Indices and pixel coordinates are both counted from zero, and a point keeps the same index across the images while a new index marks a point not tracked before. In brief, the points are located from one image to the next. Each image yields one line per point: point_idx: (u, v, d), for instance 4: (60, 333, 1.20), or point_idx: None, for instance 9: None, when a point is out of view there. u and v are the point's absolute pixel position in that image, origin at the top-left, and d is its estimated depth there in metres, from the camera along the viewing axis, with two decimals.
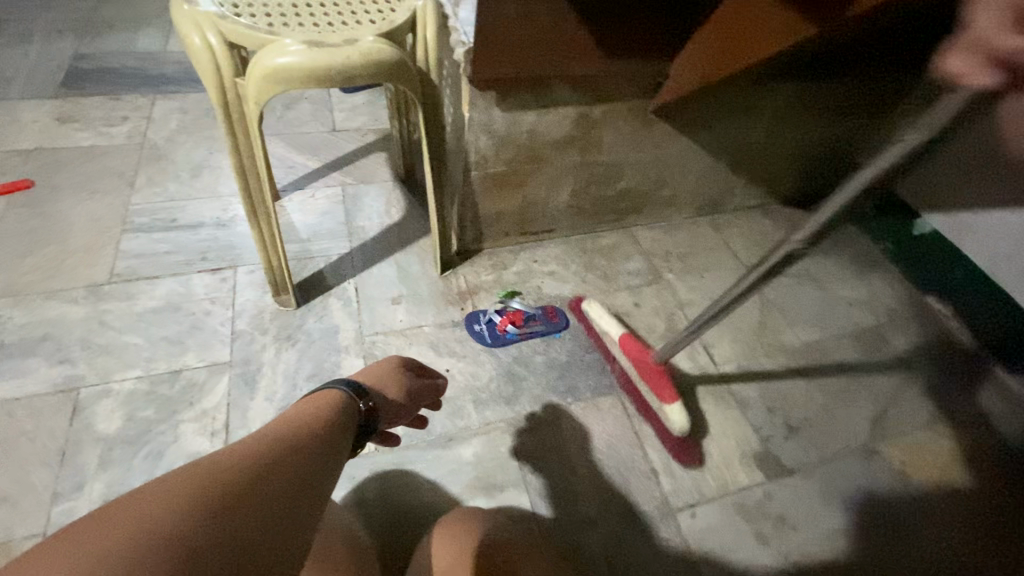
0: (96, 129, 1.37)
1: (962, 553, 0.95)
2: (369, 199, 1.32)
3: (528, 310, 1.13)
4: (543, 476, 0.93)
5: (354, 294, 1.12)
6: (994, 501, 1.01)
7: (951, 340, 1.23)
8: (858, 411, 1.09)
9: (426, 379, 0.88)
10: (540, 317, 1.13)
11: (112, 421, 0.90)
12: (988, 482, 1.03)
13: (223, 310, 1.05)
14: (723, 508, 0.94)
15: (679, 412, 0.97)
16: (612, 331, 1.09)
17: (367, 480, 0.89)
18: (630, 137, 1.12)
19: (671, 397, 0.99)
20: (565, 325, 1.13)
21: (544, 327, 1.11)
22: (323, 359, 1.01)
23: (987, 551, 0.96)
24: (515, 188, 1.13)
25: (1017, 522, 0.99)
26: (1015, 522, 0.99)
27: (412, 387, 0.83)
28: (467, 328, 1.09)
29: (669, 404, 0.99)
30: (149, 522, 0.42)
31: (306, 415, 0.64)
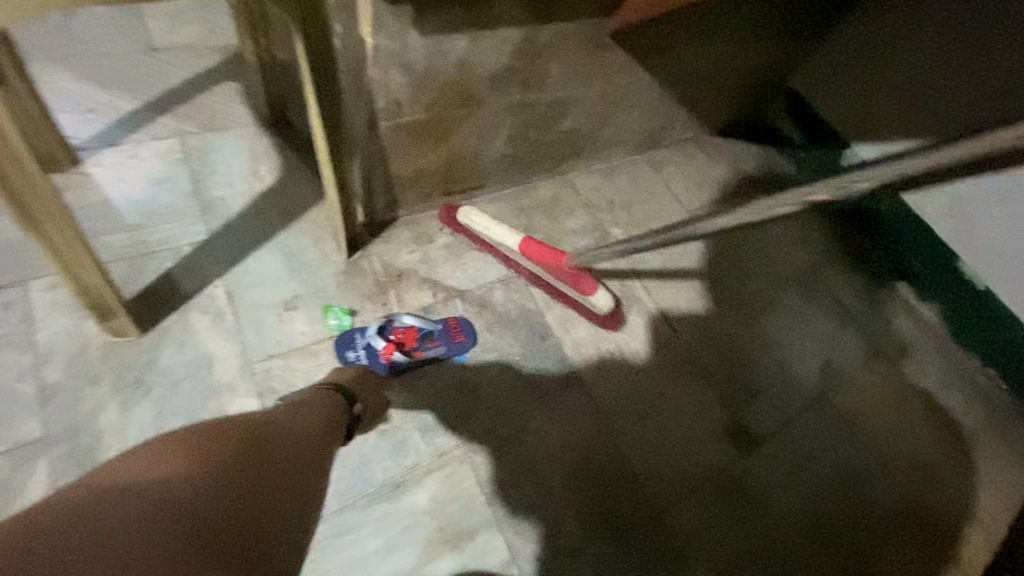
0: None
1: (910, 490, 0.96)
2: (226, 156, 0.95)
3: (424, 326, 0.85)
4: (516, 507, 0.79)
5: (228, 304, 0.81)
6: (930, 428, 1.03)
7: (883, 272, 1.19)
8: (805, 361, 1.05)
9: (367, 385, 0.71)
10: (439, 334, 0.86)
11: None
12: (923, 412, 1.04)
13: (20, 354, 0.70)
14: (706, 498, 0.88)
15: (603, 297, 0.92)
16: (508, 239, 0.92)
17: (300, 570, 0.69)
18: (581, 67, 0.88)
19: (593, 285, 0.92)
20: (471, 343, 0.88)
21: (445, 349, 0.85)
22: (197, 409, 0.72)
23: (931, 483, 0.98)
24: (437, 140, 0.86)
25: (951, 445, 1.02)
26: (949, 445, 1.02)
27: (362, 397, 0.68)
28: (337, 358, 0.80)
29: (592, 294, 0.92)
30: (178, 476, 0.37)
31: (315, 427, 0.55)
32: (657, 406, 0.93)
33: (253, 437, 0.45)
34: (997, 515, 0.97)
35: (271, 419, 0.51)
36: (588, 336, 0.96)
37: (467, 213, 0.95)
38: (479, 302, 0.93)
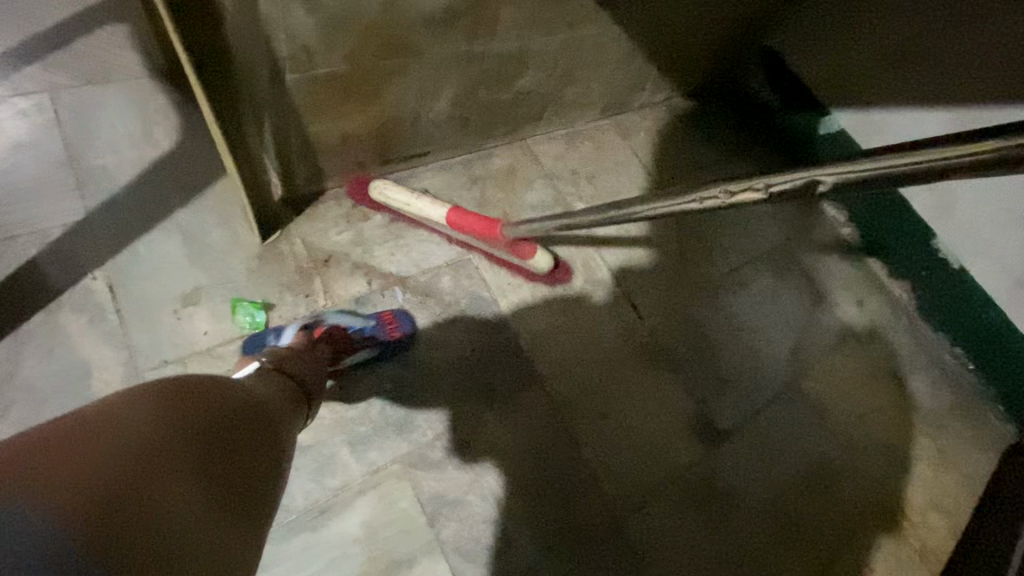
0: None
1: (884, 481, 0.90)
2: (109, 114, 0.78)
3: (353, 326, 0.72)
4: (462, 525, 0.70)
5: (112, 300, 0.68)
6: (910, 412, 0.95)
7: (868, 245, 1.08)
8: (775, 345, 0.96)
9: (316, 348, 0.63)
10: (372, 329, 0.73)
11: None
12: (903, 395, 0.96)
13: None
14: (669, 501, 0.81)
15: (543, 259, 0.83)
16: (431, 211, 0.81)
17: None
18: (536, 12, 0.74)
19: (531, 247, 0.82)
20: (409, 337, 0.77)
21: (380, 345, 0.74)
22: None
23: (908, 472, 0.91)
24: (365, 98, 0.71)
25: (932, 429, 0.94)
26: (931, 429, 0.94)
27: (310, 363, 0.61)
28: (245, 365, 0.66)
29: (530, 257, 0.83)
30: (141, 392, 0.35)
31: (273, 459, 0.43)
32: (619, 403, 0.85)
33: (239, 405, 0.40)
34: (964, 503, 0.90)
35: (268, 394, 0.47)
36: (547, 326, 0.86)
37: (382, 188, 0.82)
38: (423, 290, 0.82)
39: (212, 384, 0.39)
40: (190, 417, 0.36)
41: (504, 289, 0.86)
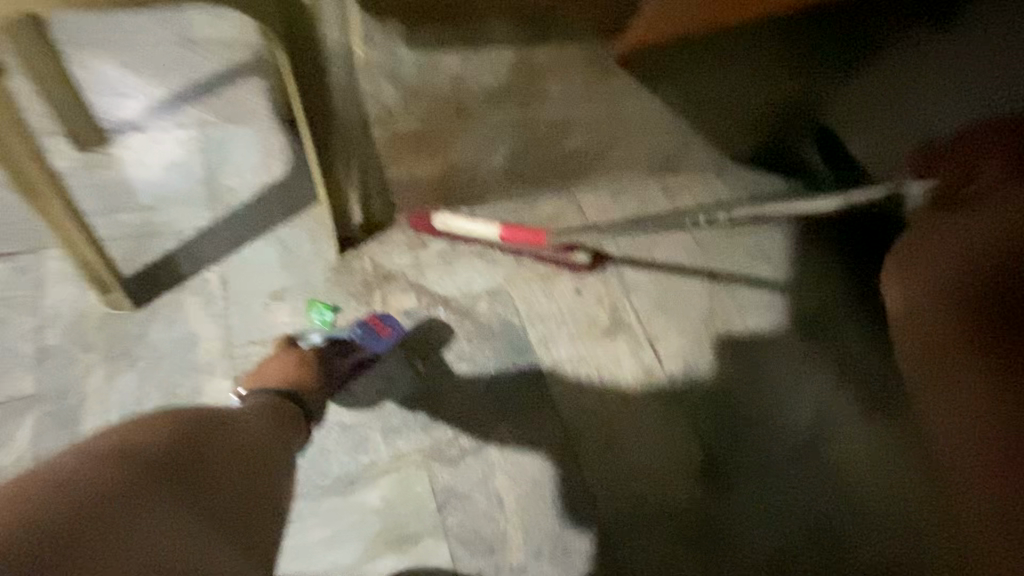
0: None
1: (903, 557, 0.88)
2: (240, 147, 1.00)
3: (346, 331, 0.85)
4: (465, 517, 0.80)
5: (220, 288, 0.86)
6: None
7: None
8: (796, 404, 0.98)
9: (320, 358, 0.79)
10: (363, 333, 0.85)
11: None
12: None
13: (25, 316, 0.77)
14: (661, 536, 0.86)
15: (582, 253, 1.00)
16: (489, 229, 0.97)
17: None
18: (583, 89, 0.88)
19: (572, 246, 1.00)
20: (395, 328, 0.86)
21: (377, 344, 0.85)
22: (175, 385, 0.77)
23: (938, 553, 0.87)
24: (433, 150, 0.88)
25: None
26: None
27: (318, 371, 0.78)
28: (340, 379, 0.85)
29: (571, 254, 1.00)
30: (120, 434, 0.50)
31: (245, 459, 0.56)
32: (626, 435, 0.92)
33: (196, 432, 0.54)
34: None
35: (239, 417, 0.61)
36: (567, 357, 0.96)
37: (445, 219, 0.97)
38: (462, 312, 0.95)
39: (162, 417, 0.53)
40: (128, 444, 0.49)
41: (532, 319, 0.98)
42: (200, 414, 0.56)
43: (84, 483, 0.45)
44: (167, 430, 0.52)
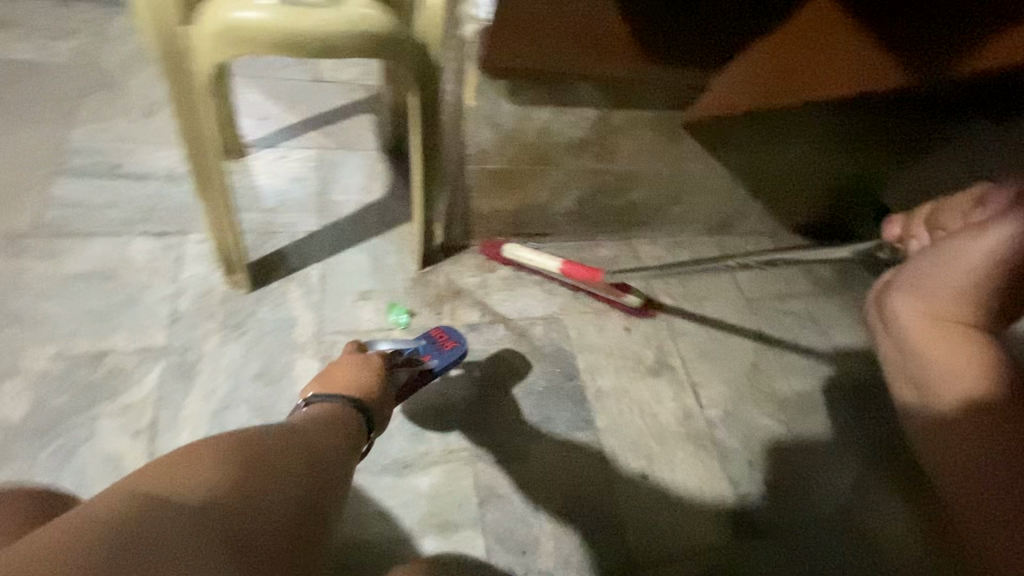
0: (37, 40, 1.17)
1: None
2: (349, 169, 1.17)
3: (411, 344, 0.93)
4: (503, 517, 0.87)
5: (319, 283, 1.00)
6: None
7: None
8: (832, 475, 1.00)
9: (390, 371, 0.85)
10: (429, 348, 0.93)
11: (18, 406, 0.77)
12: None
13: (164, 284, 0.92)
14: (687, 571, 0.88)
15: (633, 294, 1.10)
16: (552, 262, 1.08)
17: None
18: (653, 149, 1.00)
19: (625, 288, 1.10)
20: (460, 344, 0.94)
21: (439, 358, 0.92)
22: (273, 357, 0.89)
23: None
24: (515, 188, 1.00)
25: None
26: None
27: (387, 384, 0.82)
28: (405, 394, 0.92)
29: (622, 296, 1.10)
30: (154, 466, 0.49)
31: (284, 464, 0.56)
32: (661, 469, 0.96)
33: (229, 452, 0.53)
34: None
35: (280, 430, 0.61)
36: (611, 387, 1.03)
37: (513, 249, 1.09)
38: (520, 332, 1.05)
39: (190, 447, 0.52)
40: (153, 481, 0.47)
41: (582, 348, 1.06)
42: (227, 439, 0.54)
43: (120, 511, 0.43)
44: (212, 464, 0.50)
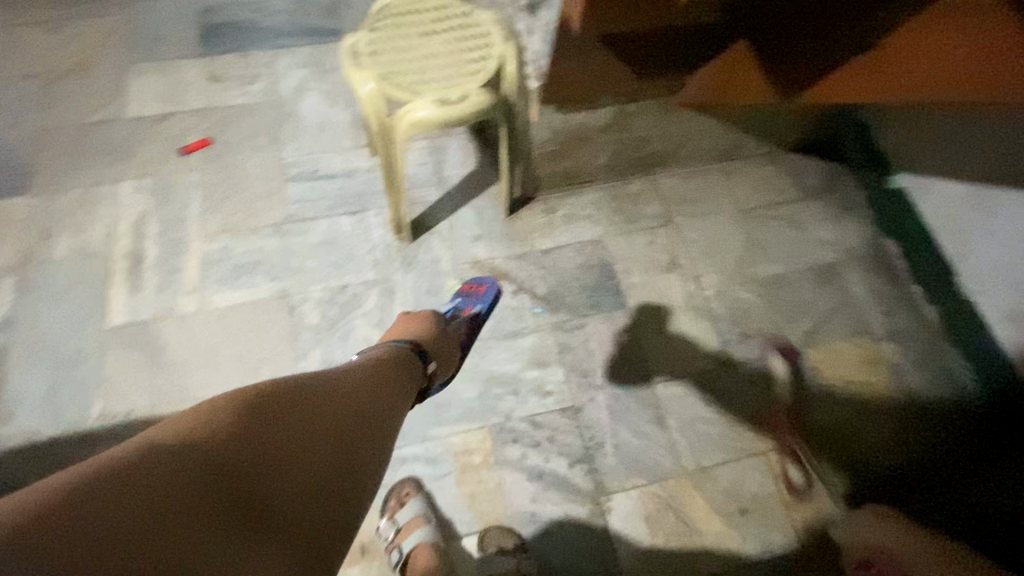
0: (241, 88, 1.76)
1: (854, 421, 1.47)
2: (452, 149, 1.72)
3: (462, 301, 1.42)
4: (576, 359, 1.47)
5: (449, 232, 1.60)
6: (889, 392, 1.51)
7: (910, 287, 1.64)
8: (797, 323, 1.58)
9: (438, 327, 1.25)
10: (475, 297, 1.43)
11: (315, 316, 1.47)
12: (882, 380, 1.52)
13: (365, 243, 1.57)
14: (688, 382, 1.47)
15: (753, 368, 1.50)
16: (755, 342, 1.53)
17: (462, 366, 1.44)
18: (660, 120, 1.47)
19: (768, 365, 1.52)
20: (494, 289, 1.46)
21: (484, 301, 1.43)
22: (433, 280, 1.54)
23: (874, 422, 1.47)
24: (567, 157, 1.52)
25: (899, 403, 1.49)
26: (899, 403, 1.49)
27: (433, 331, 1.22)
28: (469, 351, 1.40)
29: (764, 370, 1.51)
30: (207, 418, 0.71)
31: (320, 414, 0.81)
32: (672, 327, 1.54)
33: (260, 406, 0.76)
34: (901, 441, 1.45)
35: (315, 385, 0.85)
36: (639, 281, 1.59)
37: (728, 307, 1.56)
38: (576, 252, 1.61)
39: (221, 405, 0.74)
40: (191, 438, 0.67)
41: (619, 258, 1.61)
42: (253, 399, 0.76)
43: (135, 464, 0.61)
44: (236, 431, 0.71)
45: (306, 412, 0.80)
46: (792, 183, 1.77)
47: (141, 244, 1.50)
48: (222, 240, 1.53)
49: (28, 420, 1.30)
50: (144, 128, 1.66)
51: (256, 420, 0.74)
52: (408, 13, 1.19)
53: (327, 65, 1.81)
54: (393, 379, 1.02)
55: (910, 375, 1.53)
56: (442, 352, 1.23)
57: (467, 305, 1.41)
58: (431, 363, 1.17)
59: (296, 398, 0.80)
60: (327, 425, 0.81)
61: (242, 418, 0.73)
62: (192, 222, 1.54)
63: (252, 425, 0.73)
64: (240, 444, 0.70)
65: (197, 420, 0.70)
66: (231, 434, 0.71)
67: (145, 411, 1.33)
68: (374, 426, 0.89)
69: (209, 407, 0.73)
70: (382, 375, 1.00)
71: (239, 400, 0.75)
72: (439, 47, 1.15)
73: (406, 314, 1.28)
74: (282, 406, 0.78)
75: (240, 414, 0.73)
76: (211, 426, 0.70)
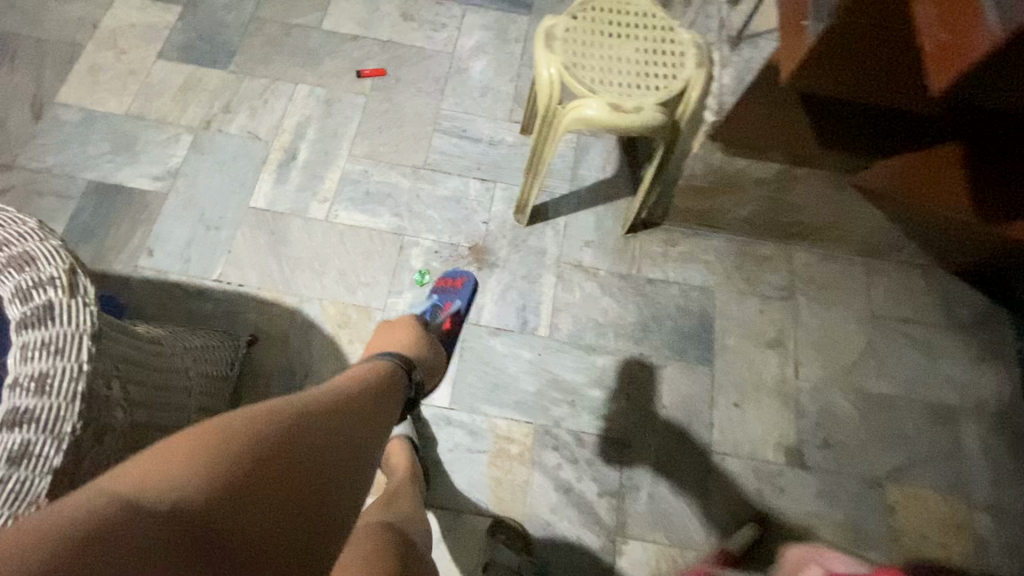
0: (426, 32, 1.84)
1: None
2: (595, 151, 1.71)
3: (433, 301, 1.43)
4: (640, 396, 1.43)
5: (563, 229, 1.61)
6: (965, 567, 1.33)
7: None
8: (887, 453, 1.43)
9: (421, 333, 1.30)
10: (449, 295, 1.45)
11: (418, 262, 1.54)
12: (963, 552, 1.35)
13: (484, 213, 1.62)
14: (747, 464, 1.39)
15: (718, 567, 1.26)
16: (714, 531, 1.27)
17: (530, 359, 1.45)
18: (821, 193, 1.38)
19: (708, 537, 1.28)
20: (470, 282, 1.48)
21: (462, 297, 1.46)
22: (532, 269, 1.56)
23: None
24: (708, 198, 1.46)
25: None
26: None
27: (415, 338, 1.27)
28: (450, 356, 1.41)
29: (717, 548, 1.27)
30: (164, 460, 0.66)
31: (299, 437, 0.78)
32: (750, 402, 1.45)
33: (224, 436, 0.72)
34: None
35: (287, 407, 0.81)
36: (732, 345, 1.51)
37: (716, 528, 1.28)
38: (680, 293, 1.56)
39: (172, 443, 0.69)
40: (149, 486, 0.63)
41: (721, 315, 1.54)
42: (216, 429, 0.72)
43: (91, 516, 0.56)
44: (204, 466, 0.67)
45: (284, 437, 0.76)
46: (936, 307, 1.59)
47: (297, 144, 1.64)
48: (364, 164, 1.64)
49: (163, 259, 1.49)
50: (334, 43, 1.79)
51: (231, 471, 0.69)
52: (613, 11, 1.19)
53: (509, 36, 1.86)
54: (377, 410, 0.98)
55: (997, 557, 1.35)
56: (426, 355, 1.27)
57: (447, 301, 1.44)
58: (417, 372, 1.20)
59: (266, 423, 0.76)
60: (316, 475, 0.77)
61: (208, 453, 0.69)
62: (345, 140, 1.66)
63: (238, 471, 0.69)
64: (212, 481, 0.67)
65: (152, 465, 0.66)
66: (212, 481, 0.66)
67: (252, 289, 1.48)
68: (357, 450, 0.87)
69: (174, 453, 0.67)
70: (359, 395, 0.97)
71: (198, 433, 0.71)
72: (630, 53, 1.15)
73: (388, 321, 1.34)
74: (271, 455, 0.73)
75: (204, 448, 0.69)
76: (191, 482, 0.65)
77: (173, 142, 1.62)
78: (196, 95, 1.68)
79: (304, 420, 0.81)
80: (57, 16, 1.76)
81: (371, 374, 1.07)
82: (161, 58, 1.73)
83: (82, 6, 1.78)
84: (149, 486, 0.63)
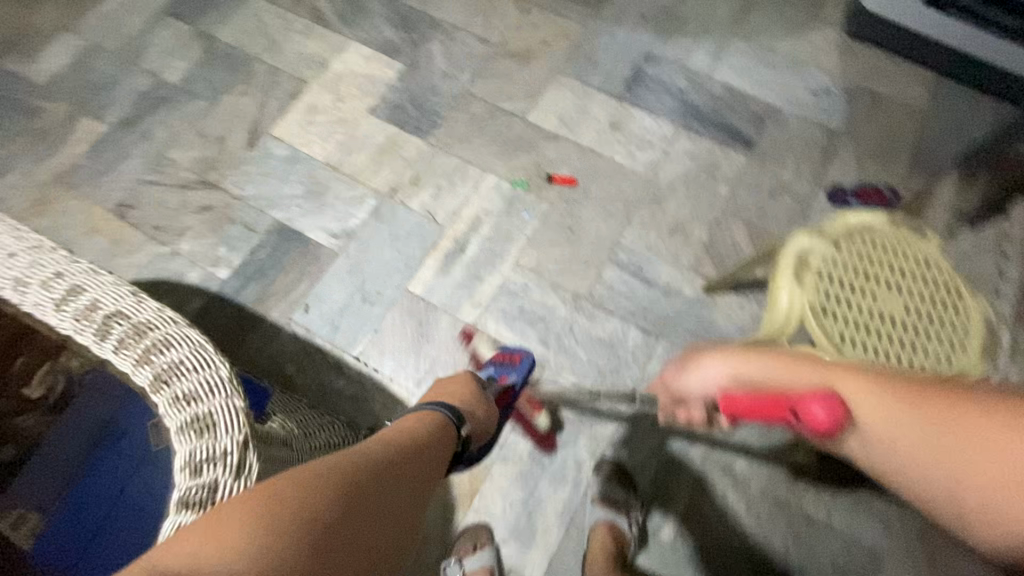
0: (630, 147, 1.72)
1: None
2: None
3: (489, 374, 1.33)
4: None
5: (721, 419, 1.40)
6: None
7: None
8: None
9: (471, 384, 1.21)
10: (504, 369, 1.35)
11: (552, 405, 1.42)
12: None
13: (636, 369, 1.46)
14: None
15: None
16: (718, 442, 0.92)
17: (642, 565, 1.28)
18: None
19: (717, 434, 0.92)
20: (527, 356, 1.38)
21: (518, 373, 1.35)
22: (673, 454, 1.38)
23: None
24: None
25: None
26: None
27: (466, 391, 1.18)
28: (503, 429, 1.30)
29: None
30: (224, 519, 0.68)
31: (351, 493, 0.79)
32: None
33: (282, 496, 0.73)
34: None
35: (340, 461, 0.83)
36: None
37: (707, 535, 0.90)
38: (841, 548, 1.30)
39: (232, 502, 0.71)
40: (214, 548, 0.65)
41: None
42: (275, 489, 0.73)
43: None
44: (264, 528, 0.68)
45: (336, 491, 0.77)
46: None
47: (469, 237, 1.59)
48: (527, 277, 1.55)
49: (312, 321, 1.50)
50: (535, 137, 1.73)
51: (293, 533, 0.70)
52: (882, 246, 0.98)
53: (718, 173, 1.68)
54: (429, 467, 0.97)
55: None
56: (479, 416, 1.17)
57: (502, 375, 1.34)
58: (466, 427, 1.10)
59: (321, 479, 0.78)
60: (365, 526, 0.79)
61: (268, 511, 0.70)
62: (516, 245, 1.59)
63: (300, 531, 0.70)
64: (275, 541, 0.68)
65: (214, 525, 0.67)
66: (276, 542, 0.68)
67: (384, 377, 1.45)
68: (403, 500, 0.88)
69: (237, 517, 0.69)
70: (415, 447, 0.97)
71: (260, 491, 0.73)
72: (897, 309, 0.94)
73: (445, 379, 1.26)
74: (328, 509, 0.75)
75: (267, 508, 0.70)
76: (256, 542, 0.66)
77: (358, 202, 1.64)
78: (391, 158, 1.70)
79: (356, 473, 0.82)
80: (295, 48, 1.87)
81: (404, 431, 0.98)
82: (371, 111, 1.77)
83: (318, 43, 1.88)
84: (215, 546, 0.65)
